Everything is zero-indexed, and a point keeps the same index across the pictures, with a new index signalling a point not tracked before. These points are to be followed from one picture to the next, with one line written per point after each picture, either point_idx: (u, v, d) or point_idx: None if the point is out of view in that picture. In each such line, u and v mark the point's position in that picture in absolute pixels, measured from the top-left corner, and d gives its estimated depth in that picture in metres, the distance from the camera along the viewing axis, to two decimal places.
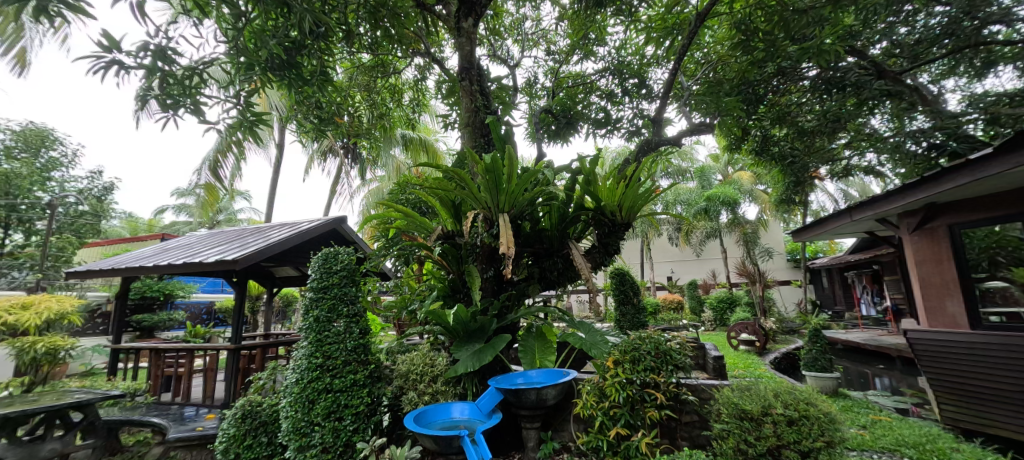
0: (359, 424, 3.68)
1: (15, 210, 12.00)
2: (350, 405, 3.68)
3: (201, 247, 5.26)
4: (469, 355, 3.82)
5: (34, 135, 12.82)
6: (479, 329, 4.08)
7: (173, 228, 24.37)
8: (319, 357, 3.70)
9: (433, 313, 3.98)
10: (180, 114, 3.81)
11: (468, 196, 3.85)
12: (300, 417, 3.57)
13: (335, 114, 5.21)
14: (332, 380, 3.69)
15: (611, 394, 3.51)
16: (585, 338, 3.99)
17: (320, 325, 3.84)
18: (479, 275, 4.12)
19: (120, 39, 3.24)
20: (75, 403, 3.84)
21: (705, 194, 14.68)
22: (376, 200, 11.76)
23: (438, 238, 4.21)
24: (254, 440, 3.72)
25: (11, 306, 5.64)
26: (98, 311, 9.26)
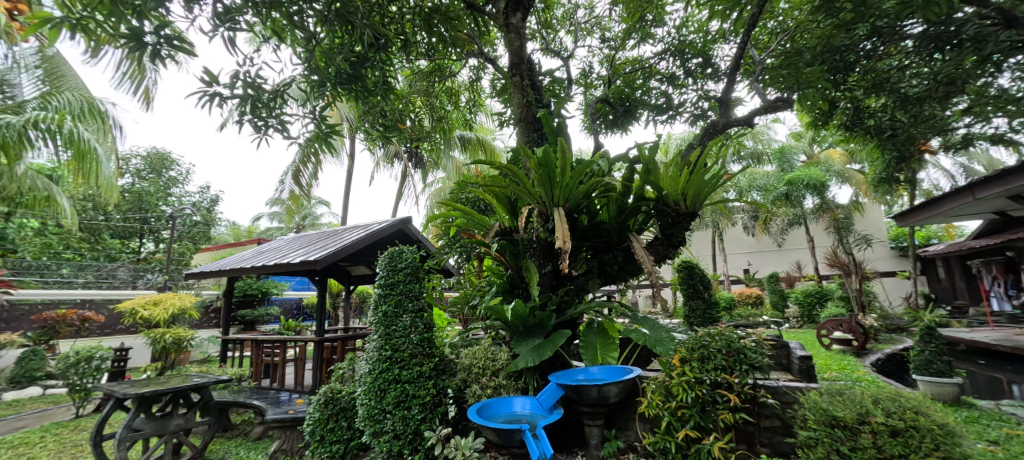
0: (426, 413, 3.85)
1: (147, 222, 14.24)
2: (417, 395, 3.87)
3: (289, 250, 5.85)
4: (530, 350, 3.82)
5: (157, 159, 15.19)
6: (538, 324, 4.08)
7: (269, 234, 27.18)
8: (388, 350, 3.96)
9: (493, 308, 4.03)
10: (268, 133, 4.35)
11: (523, 191, 3.85)
12: (374, 404, 3.85)
13: (397, 121, 5.48)
14: (401, 371, 3.91)
15: (677, 394, 3.31)
16: (650, 335, 3.82)
17: (389, 319, 4.10)
18: (537, 270, 4.12)
19: (217, 73, 3.91)
20: (194, 385, 4.47)
21: (785, 177, 13.19)
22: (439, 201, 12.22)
23: (496, 234, 4.28)
24: (336, 423, 4.08)
25: (146, 303, 6.66)
26: (212, 307, 10.72)
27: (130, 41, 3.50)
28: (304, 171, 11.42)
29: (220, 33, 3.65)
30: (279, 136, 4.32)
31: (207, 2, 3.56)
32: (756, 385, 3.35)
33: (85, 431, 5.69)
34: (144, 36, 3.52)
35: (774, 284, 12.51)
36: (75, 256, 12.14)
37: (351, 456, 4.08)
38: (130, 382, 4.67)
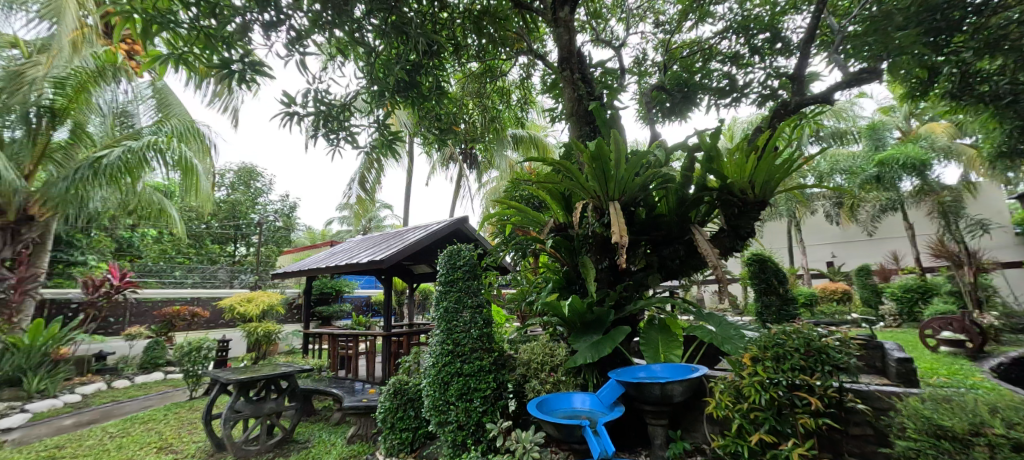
0: (487, 407, 3.86)
1: (240, 228, 16.07)
2: (478, 388, 3.89)
3: (358, 250, 6.29)
4: (588, 346, 3.59)
5: (245, 172, 17.13)
6: (597, 321, 3.78)
7: (339, 237, 29.29)
8: (450, 344, 4.03)
9: (548, 303, 3.73)
10: (339, 144, 4.71)
11: (574, 186, 3.57)
12: (438, 396, 3.94)
13: (452, 124, 5.66)
14: (462, 365, 3.96)
15: (749, 396, 2.83)
16: (716, 333, 3.54)
17: (449, 315, 4.17)
18: (594, 266, 3.81)
19: (294, 94, 4.32)
20: (282, 373, 4.96)
21: (875, 157, 11.78)
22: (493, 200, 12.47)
23: (551, 230, 4.04)
24: (405, 412, 4.25)
25: (241, 300, 7.59)
26: (295, 304, 11.86)
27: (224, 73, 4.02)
28: (368, 177, 12.23)
29: (293, 56, 4.03)
30: (349, 146, 4.66)
31: (282, 29, 3.92)
32: (841, 389, 2.83)
33: (197, 411, 6.57)
34: (232, 64, 3.97)
35: (866, 279, 11.20)
36: (185, 260, 13.98)
37: (419, 444, 4.24)
38: (231, 371, 5.23)
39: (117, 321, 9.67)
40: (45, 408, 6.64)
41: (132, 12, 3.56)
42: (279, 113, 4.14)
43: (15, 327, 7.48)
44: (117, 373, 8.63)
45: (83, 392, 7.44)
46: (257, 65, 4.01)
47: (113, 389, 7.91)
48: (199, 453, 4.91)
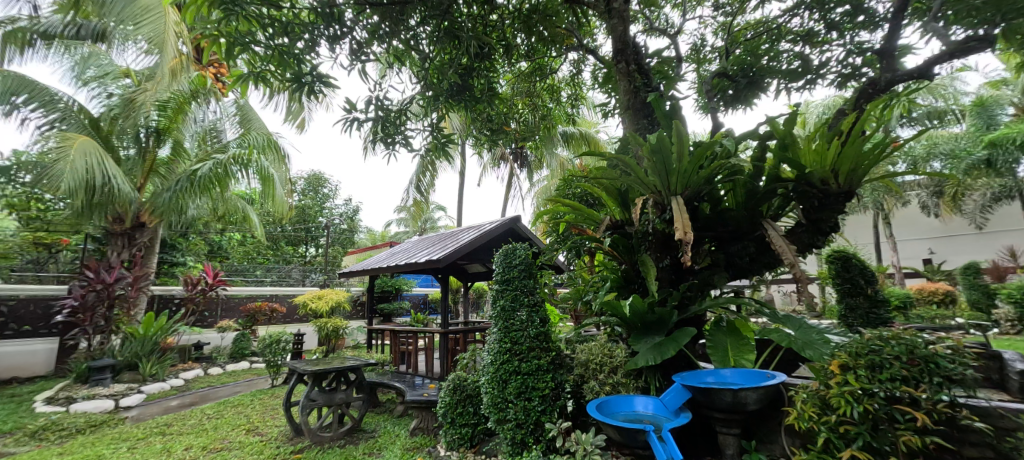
0: (547, 406, 3.44)
1: (310, 231, 17.30)
2: (537, 387, 3.46)
3: (415, 250, 6.50)
4: (650, 347, 3.22)
5: (314, 179, 18.43)
6: (658, 322, 3.43)
7: (397, 237, 30.70)
8: (507, 342, 3.62)
9: (607, 303, 3.42)
10: (396, 148, 4.88)
11: (634, 181, 3.29)
12: (496, 393, 3.56)
13: (503, 124, 5.66)
14: (520, 363, 3.55)
15: (838, 407, 2.41)
16: (795, 336, 3.14)
17: (506, 313, 3.75)
18: (655, 265, 3.44)
19: (356, 101, 4.55)
20: (349, 366, 5.17)
21: (982, 140, 10.33)
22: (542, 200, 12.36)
23: (607, 228, 3.70)
24: (464, 408, 4.01)
25: (312, 297, 8.20)
26: (360, 301, 12.55)
27: (295, 85, 4.33)
28: (423, 180, 12.60)
29: (356, 65, 4.26)
30: (404, 149, 4.82)
31: (345, 41, 4.16)
32: (955, 404, 2.33)
33: (278, 398, 7.13)
34: (302, 77, 4.26)
35: (973, 278, 9.86)
36: (264, 260, 15.27)
37: (478, 440, 4.01)
38: (306, 362, 5.54)
39: (210, 314, 10.77)
40: (156, 390, 7.53)
41: (216, 37, 3.90)
42: (342, 120, 4.38)
43: (133, 319, 8.58)
44: (212, 361, 9.55)
45: (185, 377, 8.35)
46: (324, 76, 4.28)
47: (208, 375, 8.80)
48: (279, 437, 5.24)
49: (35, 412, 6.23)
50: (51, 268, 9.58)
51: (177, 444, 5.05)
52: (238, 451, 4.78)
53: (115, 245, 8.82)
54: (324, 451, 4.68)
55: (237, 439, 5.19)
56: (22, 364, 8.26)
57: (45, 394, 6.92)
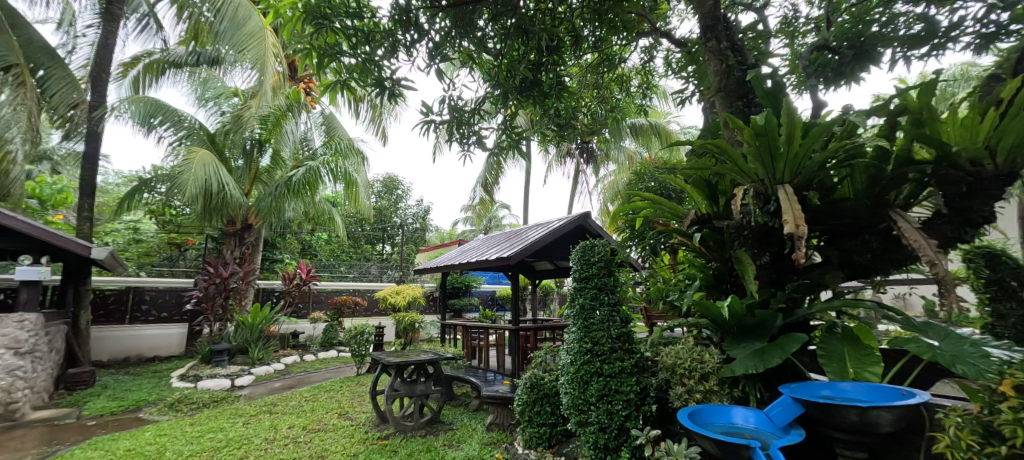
0: (632, 411, 3.24)
1: (387, 230, 18.39)
2: (621, 390, 3.27)
3: (486, 248, 6.60)
4: (748, 354, 2.82)
5: (389, 181, 19.55)
6: (759, 326, 3.00)
7: (464, 235, 31.77)
8: (587, 342, 3.46)
9: (699, 303, 3.06)
10: (470, 147, 4.95)
11: (733, 172, 2.97)
12: (577, 394, 3.41)
13: (571, 118, 5.46)
14: (602, 365, 3.37)
15: (1011, 437, 1.89)
16: (941, 349, 2.62)
17: (585, 312, 3.59)
18: (753, 263, 3.07)
19: (433, 104, 4.68)
20: (428, 359, 5.31)
21: None
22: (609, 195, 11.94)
23: (694, 223, 3.42)
24: (542, 407, 3.91)
25: (391, 292, 8.63)
26: (434, 297, 13.07)
27: (378, 93, 4.55)
28: (489, 178, 12.76)
29: (434, 68, 4.40)
30: (477, 148, 4.87)
31: (423, 46, 4.30)
32: None
33: (363, 385, 7.62)
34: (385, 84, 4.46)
35: None
36: (348, 258, 16.48)
37: (557, 441, 3.89)
38: (388, 354, 5.80)
39: (305, 306, 11.82)
40: (263, 372, 8.40)
41: (312, 51, 4.23)
42: (421, 123, 4.54)
43: (243, 308, 9.63)
44: (306, 348, 10.46)
45: (285, 362, 9.21)
46: (403, 81, 4.45)
47: (303, 361, 9.64)
48: (367, 422, 5.56)
49: (173, 386, 7.32)
50: (180, 264, 11.08)
51: (281, 422, 5.58)
52: (332, 433, 5.15)
53: (228, 244, 9.97)
54: (408, 439, 4.86)
55: (331, 422, 5.60)
56: (160, 344, 9.66)
57: (178, 372, 8.02)
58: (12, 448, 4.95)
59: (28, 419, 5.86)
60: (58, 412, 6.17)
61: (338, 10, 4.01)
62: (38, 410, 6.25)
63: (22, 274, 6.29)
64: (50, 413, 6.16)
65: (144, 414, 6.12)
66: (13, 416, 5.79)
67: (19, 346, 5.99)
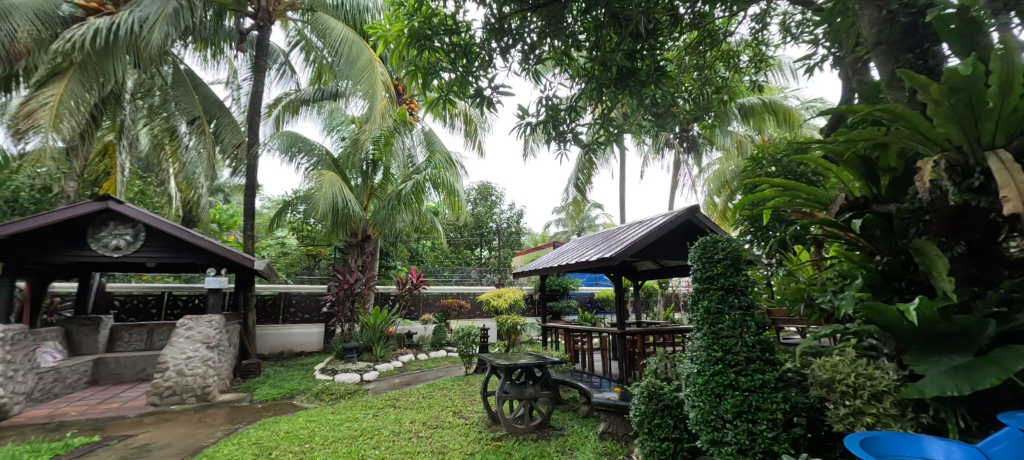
0: (780, 432, 2.82)
1: (485, 234, 19.06)
2: (764, 408, 2.86)
3: (584, 249, 6.41)
4: (944, 372, 2.24)
5: (484, 188, 20.26)
6: (960, 336, 2.35)
7: (558, 237, 31.72)
8: (718, 351, 3.09)
9: (867, 307, 2.54)
10: (566, 145, 4.81)
11: (913, 140, 2.42)
12: (708, 409, 3.05)
13: (671, 106, 4.92)
14: (738, 377, 2.98)
15: None
16: None
17: (712, 316, 3.22)
18: (945, 254, 2.43)
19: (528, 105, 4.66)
20: (536, 363, 5.26)
21: None
22: (717, 184, 10.95)
23: (848, 209, 2.85)
24: (662, 419, 3.58)
25: (493, 295, 8.86)
26: (533, 299, 13.17)
27: (474, 102, 4.66)
28: (581, 177, 12.51)
29: (528, 69, 4.37)
30: (574, 145, 4.74)
31: (516, 49, 4.30)
32: None
33: (474, 385, 7.91)
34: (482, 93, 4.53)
35: None
36: (451, 262, 17.41)
37: (682, 457, 3.54)
38: (496, 356, 5.88)
39: (416, 308, 12.71)
40: (386, 368, 9.19)
41: (416, 70, 4.46)
42: (518, 127, 4.55)
43: (366, 311, 10.66)
44: (420, 348, 11.23)
45: (403, 360, 9.97)
46: (498, 87, 4.49)
47: (418, 360, 10.35)
48: (480, 421, 5.71)
49: (316, 378, 8.34)
50: (316, 272, 12.65)
51: (404, 416, 5.98)
52: (449, 430, 5.37)
53: (353, 254, 11.17)
54: (521, 442, 4.87)
55: (447, 419, 5.86)
56: (305, 341, 11.10)
57: (319, 366, 9.11)
58: (208, 423, 6.05)
59: (218, 400, 7.09)
60: (236, 396, 7.38)
61: (438, 28, 4.22)
62: (223, 393, 7.55)
63: (209, 282, 7.71)
64: (231, 396, 7.40)
65: (297, 401, 7.06)
66: (208, 397, 7.06)
67: (210, 341, 7.37)
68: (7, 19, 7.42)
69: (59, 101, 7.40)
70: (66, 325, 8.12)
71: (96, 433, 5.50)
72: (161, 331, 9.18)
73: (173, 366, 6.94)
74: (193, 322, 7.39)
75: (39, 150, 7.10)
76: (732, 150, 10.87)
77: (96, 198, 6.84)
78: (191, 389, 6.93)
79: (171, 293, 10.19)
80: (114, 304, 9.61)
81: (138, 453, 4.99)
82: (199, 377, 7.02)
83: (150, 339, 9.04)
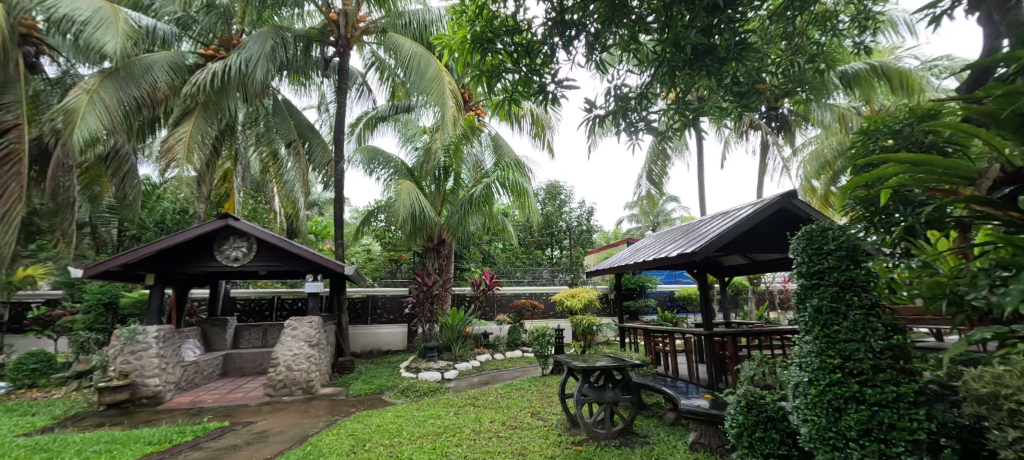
0: (923, 456, 2.39)
1: (554, 234, 18.94)
2: (901, 426, 2.44)
3: (662, 244, 6.03)
4: None
5: (551, 188, 20.12)
6: None
7: (630, 233, 30.65)
8: (836, 357, 2.70)
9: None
10: (638, 136, 4.54)
11: None
12: (826, 424, 2.67)
13: (755, 83, 4.43)
14: (864, 388, 2.58)
15: None
16: None
17: (825, 317, 2.83)
18: None
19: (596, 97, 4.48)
20: (616, 365, 5.02)
21: None
22: (816, 167, 9.86)
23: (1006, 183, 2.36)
24: (765, 433, 3.19)
25: (566, 295, 8.70)
26: (608, 298, 12.80)
27: (539, 99, 4.57)
28: (654, 169, 11.90)
29: (594, 58, 4.19)
30: (647, 134, 4.46)
31: (580, 40, 4.14)
32: None
33: (551, 386, 7.82)
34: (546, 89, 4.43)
35: None
36: (522, 263, 17.50)
37: None
38: (572, 357, 5.69)
39: (491, 309, 12.94)
40: (465, 367, 9.42)
41: (481, 74, 4.46)
42: (586, 120, 4.38)
43: (444, 311, 11.02)
44: (496, 348, 11.38)
45: (481, 359, 10.17)
46: (563, 82, 4.35)
47: (495, 359, 10.50)
48: (558, 424, 5.59)
49: (402, 375, 8.77)
50: (397, 275, 13.37)
51: (484, 416, 6.04)
52: (528, 431, 5.33)
53: (430, 258, 11.64)
54: (603, 448, 4.68)
55: (526, 420, 5.82)
56: (391, 341, 11.74)
57: (404, 364, 9.58)
58: (313, 413, 6.61)
59: (320, 394, 7.74)
60: (335, 390, 8.00)
61: (499, 30, 4.20)
62: (324, 387, 8.22)
63: (309, 287, 8.41)
64: (330, 390, 8.04)
65: (386, 397, 7.47)
66: (311, 390, 7.73)
67: (311, 340, 8.01)
68: (150, 72, 8.72)
69: (190, 136, 8.64)
70: (203, 325, 9.45)
71: (225, 419, 6.27)
72: (274, 330, 10.09)
73: (283, 361, 7.69)
74: (297, 322, 7.99)
75: (179, 178, 8.46)
76: (833, 127, 9.75)
77: (217, 217, 7.76)
78: (298, 383, 7.65)
79: (280, 297, 11.34)
80: (237, 307, 10.98)
81: (257, 437, 5.56)
82: (304, 372, 7.72)
83: (265, 338, 10.01)
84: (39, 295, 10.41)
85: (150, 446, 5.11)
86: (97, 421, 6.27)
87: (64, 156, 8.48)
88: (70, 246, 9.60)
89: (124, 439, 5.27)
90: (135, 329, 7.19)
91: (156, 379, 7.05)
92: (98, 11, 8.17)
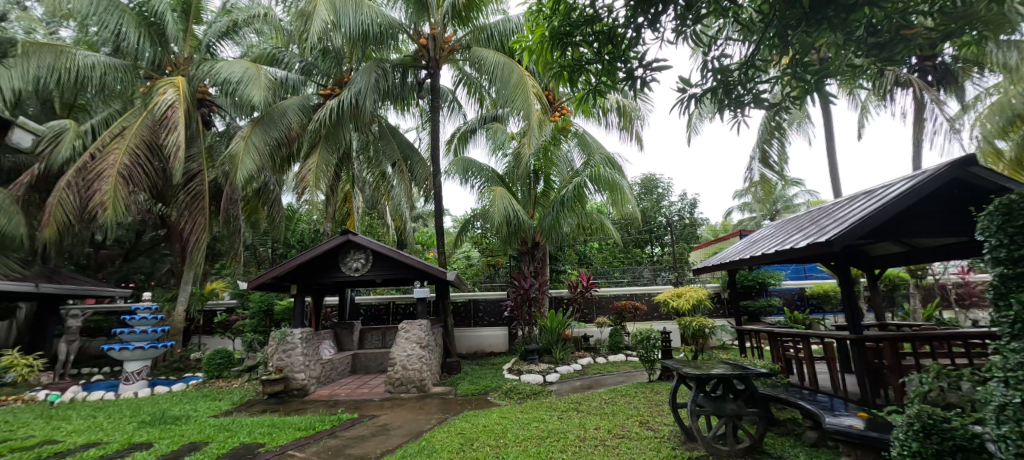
0: None
1: (653, 231, 17.90)
2: None
3: (784, 235, 5.23)
4: None
5: (647, 183, 19.11)
6: None
7: (741, 225, 27.91)
8: None
9: None
10: (745, 113, 3.97)
11: None
12: None
13: (899, 29, 3.56)
14: None
15: None
16: None
17: None
18: None
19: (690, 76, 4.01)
20: (739, 373, 4.45)
21: None
22: (1002, 122, 8.09)
23: None
24: None
25: (671, 294, 8.07)
26: (721, 298, 11.67)
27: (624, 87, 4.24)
28: (769, 152, 10.59)
29: (689, 31, 3.76)
30: (756, 110, 3.88)
31: (669, 14, 3.73)
32: None
33: (661, 393, 7.27)
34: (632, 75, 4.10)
35: None
36: (620, 263, 16.83)
37: None
38: (681, 362, 5.18)
39: (590, 311, 12.58)
40: (566, 371, 9.23)
41: (562, 71, 4.27)
42: (679, 102, 3.96)
43: (542, 314, 10.95)
44: (597, 351, 11.00)
45: (583, 363, 9.89)
46: (651, 64, 3.98)
47: (597, 363, 10.14)
48: (672, 436, 5.11)
49: (505, 377, 8.85)
50: (496, 279, 13.68)
51: (589, 422, 5.79)
52: (638, 442, 4.94)
53: (525, 261, 11.70)
54: None
55: (634, 430, 5.43)
56: (493, 343, 12.00)
57: (507, 365, 9.70)
58: (428, 410, 6.95)
59: (432, 392, 8.13)
60: (445, 389, 8.36)
61: (578, 21, 3.97)
62: (435, 386, 8.62)
63: (418, 293, 8.87)
64: (441, 389, 8.41)
65: (492, 398, 7.58)
66: (425, 389, 8.14)
67: (422, 342, 8.45)
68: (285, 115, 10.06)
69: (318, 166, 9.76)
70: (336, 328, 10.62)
71: (355, 411, 6.88)
72: (391, 332, 10.94)
73: (400, 361, 8.25)
74: (409, 325, 8.54)
75: (309, 201, 9.60)
76: None
77: (339, 233, 8.61)
78: (413, 381, 8.13)
79: (394, 302, 12.27)
80: (361, 313, 12.16)
81: (381, 430, 5.97)
82: (417, 371, 8.18)
83: (384, 339, 10.88)
84: (223, 304, 12.24)
85: (300, 431, 5.78)
86: (261, 408, 7.31)
87: (233, 192, 10.18)
88: (238, 262, 11.50)
89: (281, 424, 6.06)
90: (285, 331, 8.26)
91: (303, 374, 8.03)
92: (247, 70, 9.65)
